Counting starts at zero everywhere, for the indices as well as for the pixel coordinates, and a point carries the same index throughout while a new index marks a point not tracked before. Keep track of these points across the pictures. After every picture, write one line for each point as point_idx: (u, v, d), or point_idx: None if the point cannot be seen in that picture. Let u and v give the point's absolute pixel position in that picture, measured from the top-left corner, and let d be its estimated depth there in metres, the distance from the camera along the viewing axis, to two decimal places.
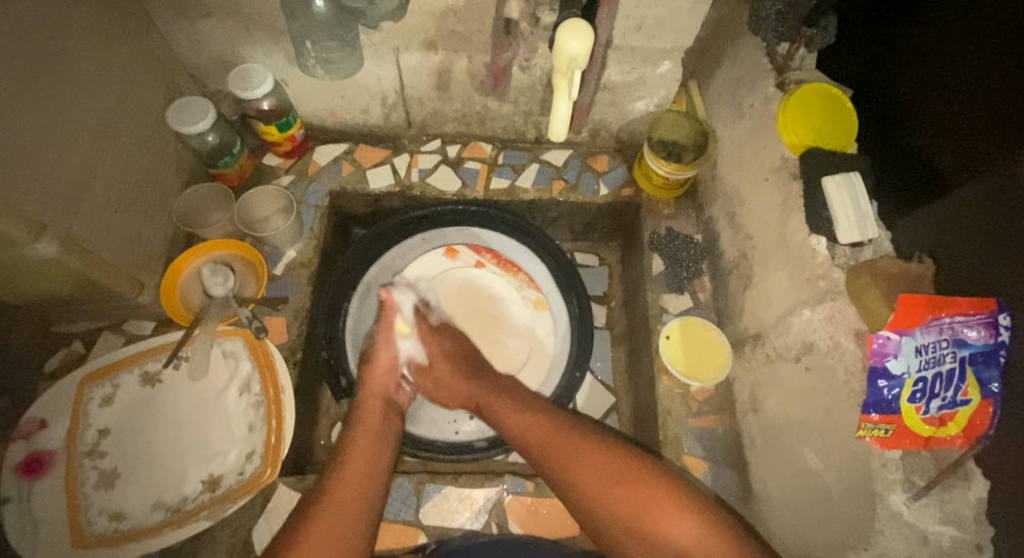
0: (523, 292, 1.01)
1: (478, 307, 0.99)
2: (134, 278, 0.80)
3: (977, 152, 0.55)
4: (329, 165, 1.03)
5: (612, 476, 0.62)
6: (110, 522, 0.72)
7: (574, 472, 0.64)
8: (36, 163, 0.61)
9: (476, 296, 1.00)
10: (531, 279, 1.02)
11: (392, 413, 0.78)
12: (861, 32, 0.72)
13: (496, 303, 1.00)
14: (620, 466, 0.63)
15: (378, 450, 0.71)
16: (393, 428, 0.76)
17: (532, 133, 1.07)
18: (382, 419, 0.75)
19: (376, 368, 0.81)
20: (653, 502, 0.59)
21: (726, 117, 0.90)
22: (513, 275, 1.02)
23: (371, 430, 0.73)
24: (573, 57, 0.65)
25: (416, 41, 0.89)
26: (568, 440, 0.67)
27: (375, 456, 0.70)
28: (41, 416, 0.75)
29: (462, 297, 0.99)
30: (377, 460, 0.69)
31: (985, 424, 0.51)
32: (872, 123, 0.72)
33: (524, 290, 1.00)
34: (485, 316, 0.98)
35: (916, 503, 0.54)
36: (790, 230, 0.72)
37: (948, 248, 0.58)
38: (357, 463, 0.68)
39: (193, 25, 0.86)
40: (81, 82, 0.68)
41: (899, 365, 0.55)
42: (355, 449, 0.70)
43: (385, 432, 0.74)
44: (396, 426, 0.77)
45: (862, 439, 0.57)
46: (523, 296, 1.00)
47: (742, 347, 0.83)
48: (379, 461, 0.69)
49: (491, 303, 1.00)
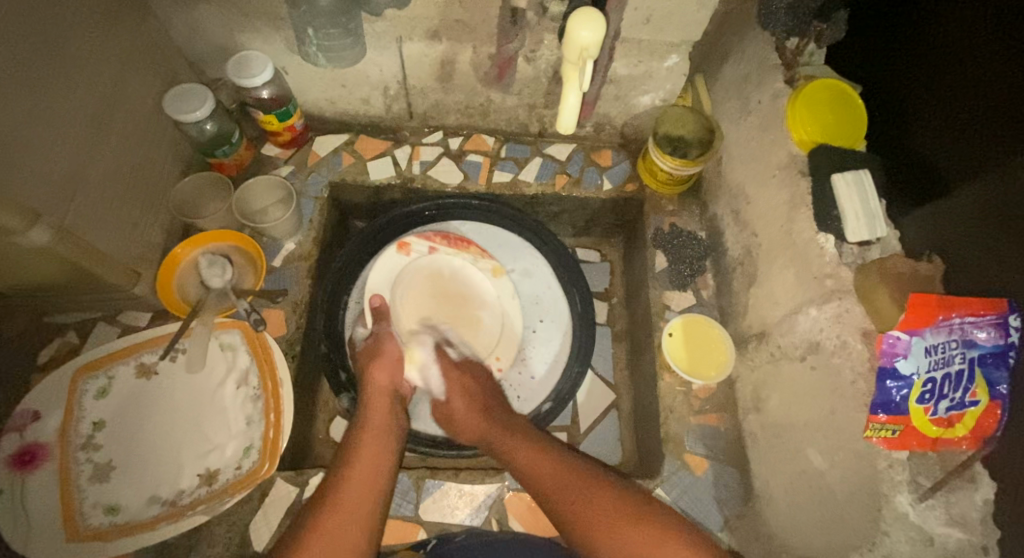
0: (483, 262, 0.98)
1: (443, 292, 0.96)
2: (130, 268, 0.78)
3: (982, 154, 0.55)
4: (329, 157, 1.02)
5: (626, 514, 0.62)
6: (106, 517, 0.71)
7: (588, 505, 0.64)
8: (31, 148, 0.59)
9: (437, 283, 0.96)
10: (484, 250, 0.98)
11: (397, 407, 0.79)
12: (873, 28, 0.71)
13: (461, 279, 0.97)
14: (636, 507, 0.63)
15: (385, 448, 0.71)
16: (400, 424, 0.77)
17: (535, 127, 1.06)
18: (388, 417, 0.76)
19: (378, 363, 0.81)
20: (658, 540, 0.59)
21: (732, 112, 0.89)
22: (465, 250, 0.98)
23: (378, 429, 0.73)
24: (585, 47, 0.64)
25: (420, 31, 0.87)
26: (581, 477, 0.67)
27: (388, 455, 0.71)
28: (34, 408, 0.74)
29: (431, 287, 0.96)
30: (383, 456, 0.70)
31: (993, 426, 0.51)
32: (882, 121, 0.72)
33: (478, 261, 0.97)
34: (456, 298, 0.96)
35: (921, 504, 0.54)
36: (797, 228, 0.71)
37: (955, 248, 0.58)
38: (364, 463, 0.68)
39: (191, 10, 0.84)
40: (78, 67, 0.67)
41: (908, 366, 0.54)
42: (362, 449, 0.70)
43: (392, 430, 0.74)
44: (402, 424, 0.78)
45: (869, 439, 0.56)
46: (488, 270, 0.97)
47: (746, 345, 0.82)
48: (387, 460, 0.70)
49: (454, 283, 0.97)
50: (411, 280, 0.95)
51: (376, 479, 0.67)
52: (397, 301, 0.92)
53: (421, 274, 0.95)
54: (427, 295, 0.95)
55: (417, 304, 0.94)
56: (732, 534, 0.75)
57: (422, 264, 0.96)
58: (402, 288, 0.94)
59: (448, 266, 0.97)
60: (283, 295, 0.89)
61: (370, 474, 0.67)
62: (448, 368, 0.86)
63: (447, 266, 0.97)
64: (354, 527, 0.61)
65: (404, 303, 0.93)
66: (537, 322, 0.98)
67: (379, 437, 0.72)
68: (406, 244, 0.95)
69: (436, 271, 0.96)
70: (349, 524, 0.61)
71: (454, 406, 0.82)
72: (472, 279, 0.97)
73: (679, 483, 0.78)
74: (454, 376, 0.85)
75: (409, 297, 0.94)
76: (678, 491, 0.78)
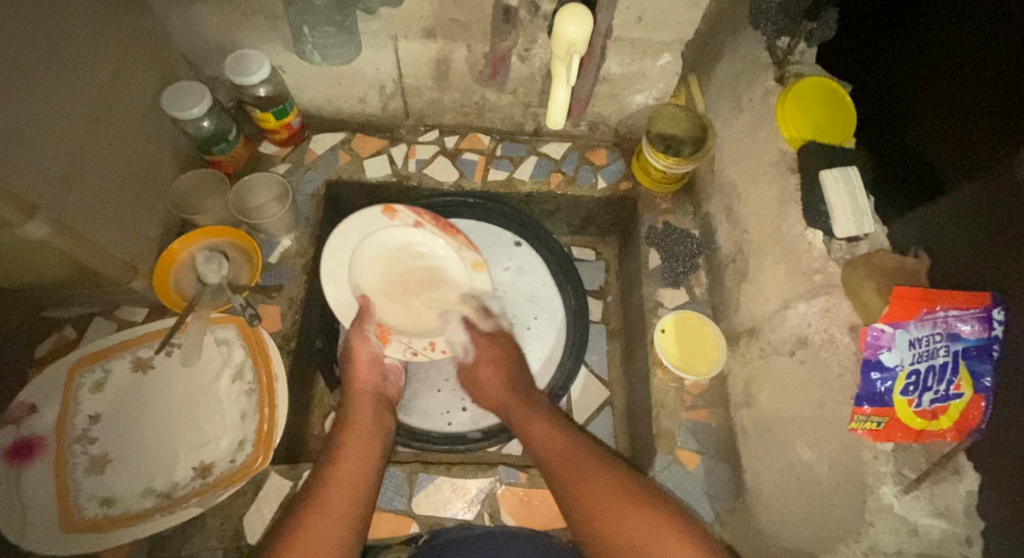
0: (449, 239, 0.88)
1: (408, 267, 0.88)
2: (126, 262, 0.78)
3: (975, 152, 0.54)
4: (326, 155, 1.03)
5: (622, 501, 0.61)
6: (100, 508, 0.71)
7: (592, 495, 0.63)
8: (28, 142, 0.60)
9: (396, 255, 0.88)
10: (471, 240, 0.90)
11: (383, 407, 0.81)
12: (861, 29, 0.72)
13: (417, 256, 0.88)
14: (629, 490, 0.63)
15: (371, 440, 0.74)
16: (386, 424, 0.78)
17: (530, 125, 1.07)
18: (373, 419, 0.78)
19: (362, 366, 0.83)
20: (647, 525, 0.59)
21: (724, 111, 0.90)
22: (451, 237, 0.88)
23: (363, 424, 0.76)
24: (572, 42, 0.64)
25: (415, 29, 0.88)
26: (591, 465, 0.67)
27: (368, 452, 0.72)
28: (31, 401, 0.74)
29: (390, 264, 0.87)
30: (369, 450, 0.72)
31: (978, 419, 0.51)
32: (873, 119, 0.72)
33: (461, 250, 0.89)
34: (415, 280, 0.88)
35: (906, 496, 0.54)
36: (787, 224, 0.72)
37: (944, 245, 0.58)
38: (348, 455, 0.70)
39: (191, 9, 0.86)
40: (75, 63, 0.68)
41: (892, 358, 0.56)
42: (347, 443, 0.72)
43: (377, 429, 0.76)
44: (387, 419, 0.80)
45: (855, 431, 0.58)
46: (457, 248, 0.89)
47: (738, 342, 0.83)
48: (373, 453, 0.72)
49: (410, 253, 0.88)
50: (376, 251, 0.86)
51: (364, 470, 0.69)
52: (358, 274, 0.85)
53: (390, 243, 0.87)
54: (386, 275, 0.87)
55: (381, 275, 0.87)
56: (723, 529, 0.75)
57: (402, 235, 0.87)
58: (362, 259, 0.85)
59: (406, 235, 0.87)
60: (278, 291, 0.89)
61: (354, 466, 0.69)
62: (477, 334, 0.89)
63: (402, 239, 0.87)
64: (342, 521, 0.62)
65: (364, 283, 0.85)
66: (533, 319, 1.01)
67: (363, 437, 0.74)
68: (363, 217, 0.84)
69: (392, 246, 0.87)
70: (336, 513, 0.62)
71: (479, 369, 0.87)
72: (431, 255, 0.89)
73: (669, 478, 0.79)
74: (483, 340, 0.88)
75: (373, 264, 0.86)
76: (669, 486, 0.78)
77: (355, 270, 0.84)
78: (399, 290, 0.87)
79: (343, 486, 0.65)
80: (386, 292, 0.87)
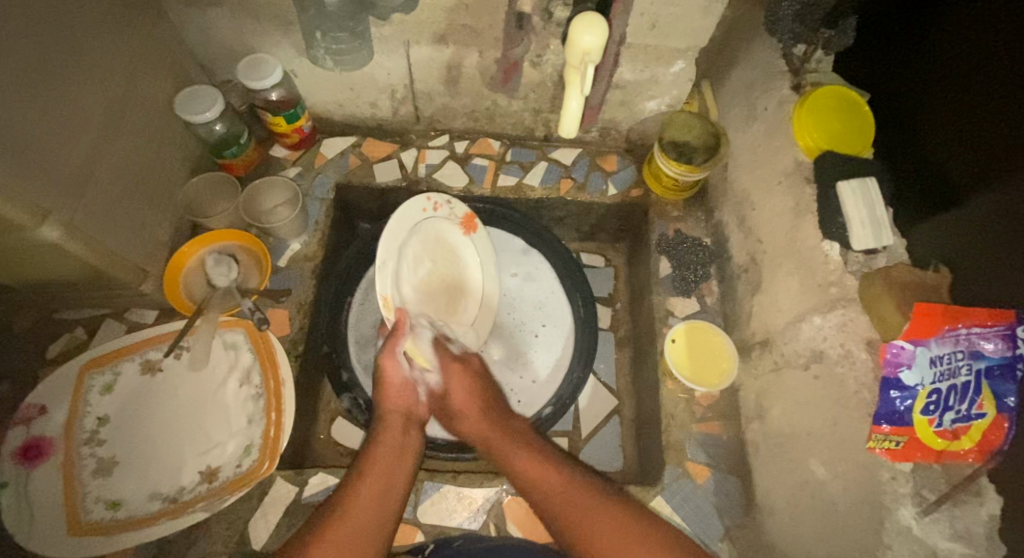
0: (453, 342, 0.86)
1: (441, 272, 0.90)
2: (137, 265, 0.79)
3: (996, 160, 0.53)
4: (336, 158, 1.03)
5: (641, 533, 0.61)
6: (107, 512, 0.71)
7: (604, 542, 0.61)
8: (43, 147, 0.60)
9: (443, 256, 0.91)
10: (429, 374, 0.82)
11: (413, 429, 0.77)
12: (882, 40, 0.71)
13: (453, 276, 0.92)
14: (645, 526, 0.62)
15: (398, 463, 0.71)
16: (415, 445, 0.75)
17: (541, 131, 1.06)
18: (402, 436, 0.74)
19: (392, 388, 0.78)
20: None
21: (737, 119, 0.89)
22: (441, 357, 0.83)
23: (392, 448, 0.72)
24: (586, 51, 0.63)
25: (427, 35, 0.88)
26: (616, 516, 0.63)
27: (390, 475, 0.69)
28: (41, 402, 0.75)
29: (440, 252, 0.90)
30: (393, 473, 0.69)
31: (1001, 440, 0.50)
32: (891, 129, 0.70)
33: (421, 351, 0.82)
34: (445, 292, 0.91)
35: (926, 518, 0.53)
36: (802, 236, 0.70)
37: (961, 257, 0.57)
38: (374, 477, 0.68)
39: (204, 14, 0.86)
40: (91, 67, 0.68)
41: (912, 377, 0.54)
42: (369, 468, 0.68)
43: (406, 448, 0.73)
44: (415, 447, 0.75)
45: (872, 450, 0.56)
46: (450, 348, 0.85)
47: (750, 353, 0.82)
48: (397, 479, 0.69)
49: (451, 277, 0.92)
50: (454, 238, 0.92)
51: (386, 497, 0.67)
52: (458, 234, 0.93)
53: (446, 249, 0.91)
54: (435, 259, 0.89)
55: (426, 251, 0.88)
56: (732, 545, 0.74)
57: (456, 274, 0.93)
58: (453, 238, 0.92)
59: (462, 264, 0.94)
60: (286, 295, 0.89)
61: (376, 495, 0.66)
62: (447, 359, 0.83)
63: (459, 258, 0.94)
64: (361, 539, 0.61)
65: (427, 236, 0.87)
66: (540, 326, 1.01)
67: (391, 457, 0.71)
68: (473, 223, 0.94)
69: (450, 254, 0.92)
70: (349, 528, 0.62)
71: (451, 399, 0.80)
72: (458, 292, 0.93)
73: (679, 490, 0.77)
74: (454, 367, 0.83)
75: (438, 240, 0.90)
76: (678, 498, 0.77)
77: (452, 232, 0.92)
78: (422, 251, 0.87)
79: (365, 499, 0.65)
80: (422, 266, 0.86)
